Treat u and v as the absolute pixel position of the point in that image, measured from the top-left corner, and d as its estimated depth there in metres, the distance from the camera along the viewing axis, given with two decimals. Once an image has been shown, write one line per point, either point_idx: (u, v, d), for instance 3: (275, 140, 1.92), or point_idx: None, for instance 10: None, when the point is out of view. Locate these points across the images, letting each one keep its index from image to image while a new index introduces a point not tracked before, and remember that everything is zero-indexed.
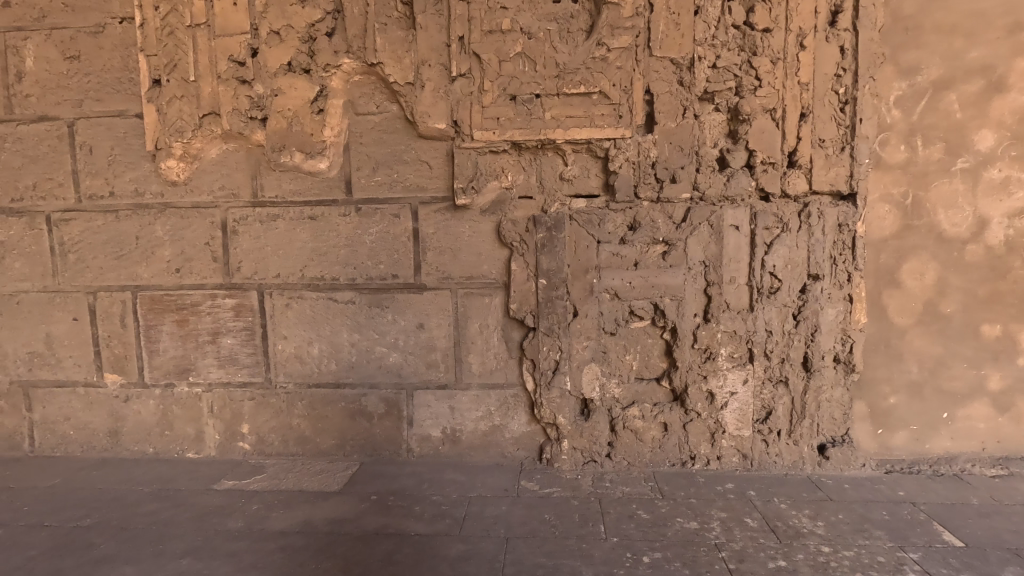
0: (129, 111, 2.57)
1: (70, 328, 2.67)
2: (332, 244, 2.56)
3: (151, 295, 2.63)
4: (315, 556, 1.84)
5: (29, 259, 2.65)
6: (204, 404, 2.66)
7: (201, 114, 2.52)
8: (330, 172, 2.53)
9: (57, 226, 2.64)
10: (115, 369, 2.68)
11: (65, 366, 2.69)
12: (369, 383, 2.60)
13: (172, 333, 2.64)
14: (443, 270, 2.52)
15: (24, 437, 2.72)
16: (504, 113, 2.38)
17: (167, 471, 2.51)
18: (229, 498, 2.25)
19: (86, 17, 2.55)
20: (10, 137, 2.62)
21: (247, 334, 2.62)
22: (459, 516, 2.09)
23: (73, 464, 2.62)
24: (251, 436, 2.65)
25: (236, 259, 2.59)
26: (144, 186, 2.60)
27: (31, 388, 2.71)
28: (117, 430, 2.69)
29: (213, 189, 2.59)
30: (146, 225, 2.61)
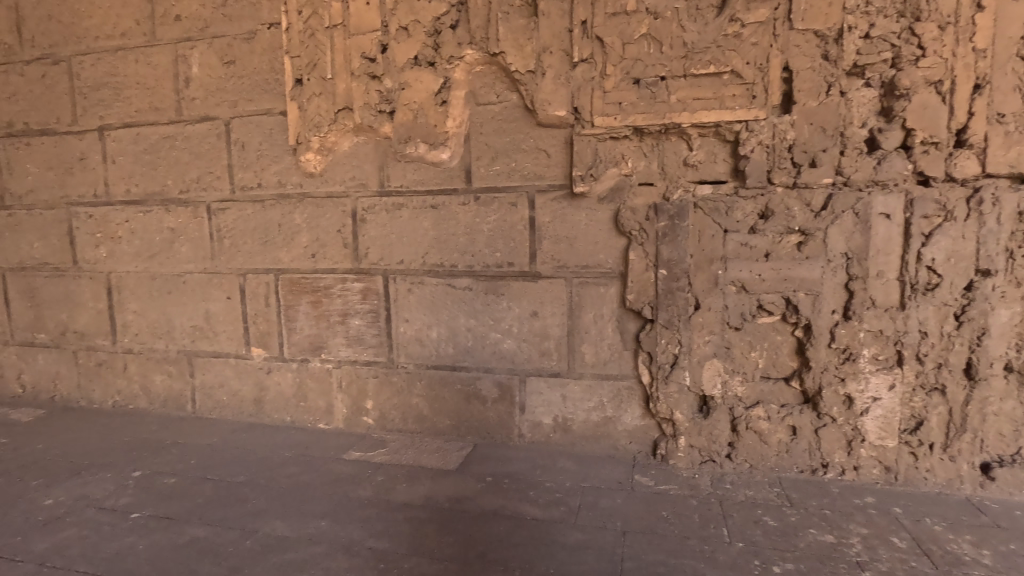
0: (275, 109, 2.81)
1: (225, 305, 3.00)
2: (451, 231, 2.64)
3: (290, 278, 2.88)
4: (438, 529, 1.93)
5: (194, 244, 3.01)
6: (335, 379, 2.87)
7: (336, 109, 2.70)
8: (451, 162, 2.61)
9: (215, 215, 2.96)
10: (260, 343, 2.97)
11: (220, 339, 3.03)
12: (484, 368, 2.67)
13: (308, 313, 2.88)
14: (558, 259, 2.52)
15: (188, 399, 3.11)
16: (627, 98, 2.31)
17: (303, 438, 2.76)
18: (358, 468, 2.42)
19: (240, 25, 2.81)
20: (179, 135, 2.96)
21: (373, 316, 2.79)
22: (574, 505, 2.09)
23: (226, 426, 2.95)
24: (374, 412, 2.83)
25: (365, 246, 2.76)
26: (286, 178, 2.84)
27: (193, 357, 3.08)
28: (261, 398, 3.00)
29: (344, 180, 2.77)
30: (288, 214, 2.86)
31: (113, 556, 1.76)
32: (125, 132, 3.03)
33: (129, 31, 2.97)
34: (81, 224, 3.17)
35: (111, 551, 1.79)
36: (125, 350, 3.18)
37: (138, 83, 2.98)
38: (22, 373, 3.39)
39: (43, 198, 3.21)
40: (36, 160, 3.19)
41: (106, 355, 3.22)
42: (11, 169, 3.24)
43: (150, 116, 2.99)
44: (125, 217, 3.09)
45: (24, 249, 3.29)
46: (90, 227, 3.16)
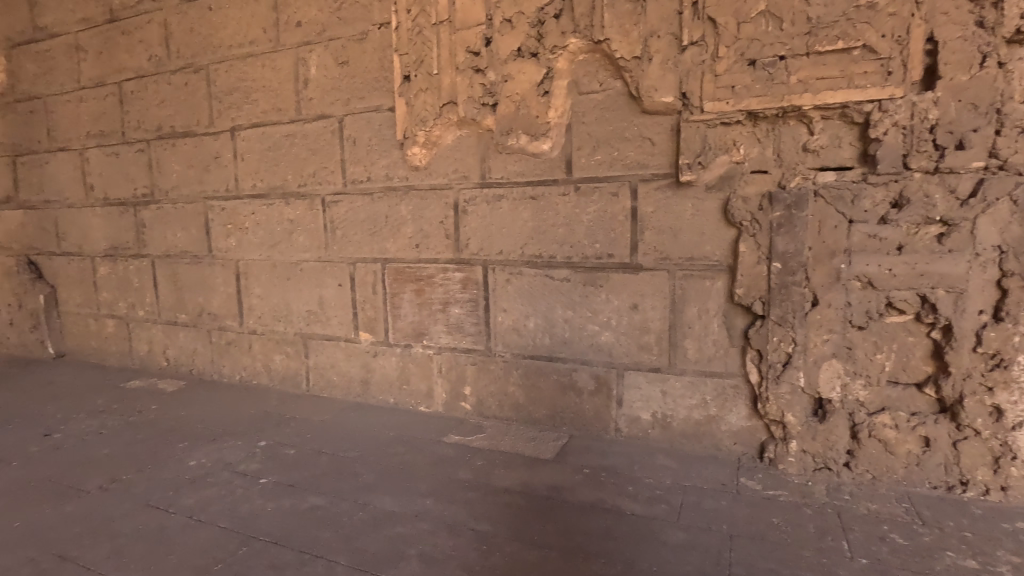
0: (384, 105, 2.94)
1: (336, 292, 3.20)
2: (551, 222, 2.64)
3: (396, 267, 3.02)
4: (538, 517, 1.95)
5: (310, 234, 3.23)
6: (435, 365, 2.98)
7: (441, 104, 2.78)
8: (552, 152, 2.60)
9: (329, 207, 3.16)
10: (367, 328, 3.14)
11: (332, 323, 3.24)
12: (581, 359, 2.65)
13: (411, 301, 3.01)
14: (661, 251, 2.44)
15: (303, 378, 3.37)
16: (741, 81, 2.19)
17: (406, 420, 2.90)
18: (458, 451, 2.51)
19: (354, 27, 2.97)
20: (298, 134, 3.18)
21: (472, 305, 2.87)
22: (675, 504, 2.03)
23: (337, 405, 3.16)
24: (472, 398, 2.91)
25: (466, 237, 2.84)
26: (393, 171, 2.97)
27: (308, 339, 3.32)
28: (367, 380, 3.18)
29: (448, 172, 2.85)
30: (394, 206, 2.99)
31: (248, 515, 1.95)
32: (253, 131, 3.31)
33: (257, 39, 3.23)
34: (215, 216, 3.51)
35: (245, 511, 1.98)
36: (250, 331, 3.50)
37: (264, 86, 3.24)
38: (166, 348, 3.83)
39: (184, 193, 3.59)
40: (179, 159, 3.57)
41: (234, 335, 3.56)
42: (159, 168, 3.65)
43: (274, 116, 3.24)
44: (251, 209, 3.39)
45: (169, 238, 3.70)
46: (222, 219, 3.49)
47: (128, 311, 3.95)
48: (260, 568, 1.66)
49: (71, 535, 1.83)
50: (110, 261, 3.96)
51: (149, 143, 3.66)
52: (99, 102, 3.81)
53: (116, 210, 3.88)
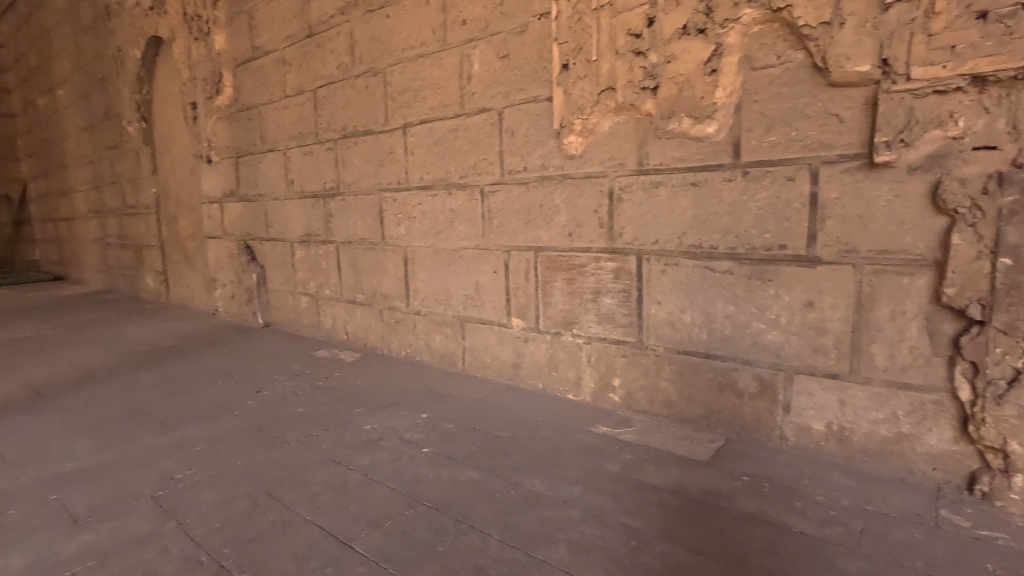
0: (542, 95, 2.97)
1: (492, 279, 3.35)
2: (713, 211, 2.47)
3: (548, 255, 3.06)
4: (690, 520, 1.86)
5: (469, 223, 3.41)
6: (584, 354, 2.98)
7: (599, 91, 2.74)
8: (718, 135, 2.42)
9: (487, 196, 3.30)
10: (519, 314, 3.24)
11: (486, 308, 3.40)
12: (743, 358, 2.45)
13: (563, 289, 3.03)
14: (846, 242, 2.16)
15: (459, 358, 3.59)
16: (965, 39, 1.83)
17: (555, 406, 2.94)
18: (606, 442, 2.49)
19: (515, 20, 3.03)
20: (461, 128, 3.36)
21: (624, 295, 2.81)
22: (854, 528, 1.80)
23: (490, 385, 3.32)
24: (621, 390, 2.87)
25: (620, 226, 2.78)
26: (548, 160, 3.00)
27: (464, 322, 3.52)
28: (518, 363, 3.29)
29: (603, 160, 2.80)
30: (548, 194, 3.03)
31: (412, 480, 2.13)
32: (421, 127, 3.57)
33: (427, 40, 3.46)
34: (388, 206, 3.87)
35: (410, 475, 2.17)
36: (415, 311, 3.81)
37: (432, 84, 3.47)
38: (346, 323, 4.34)
39: (363, 186, 4.01)
40: (360, 155, 3.99)
41: (402, 314, 3.91)
42: (344, 164, 4.12)
43: (439, 112, 3.46)
44: (419, 200, 3.67)
45: (350, 227, 4.17)
46: (394, 209, 3.84)
47: (317, 290, 4.55)
48: (423, 528, 1.81)
49: (276, 477, 2.16)
50: (305, 246, 4.59)
51: (336, 142, 4.15)
52: (299, 108, 4.40)
53: (310, 201, 4.47)
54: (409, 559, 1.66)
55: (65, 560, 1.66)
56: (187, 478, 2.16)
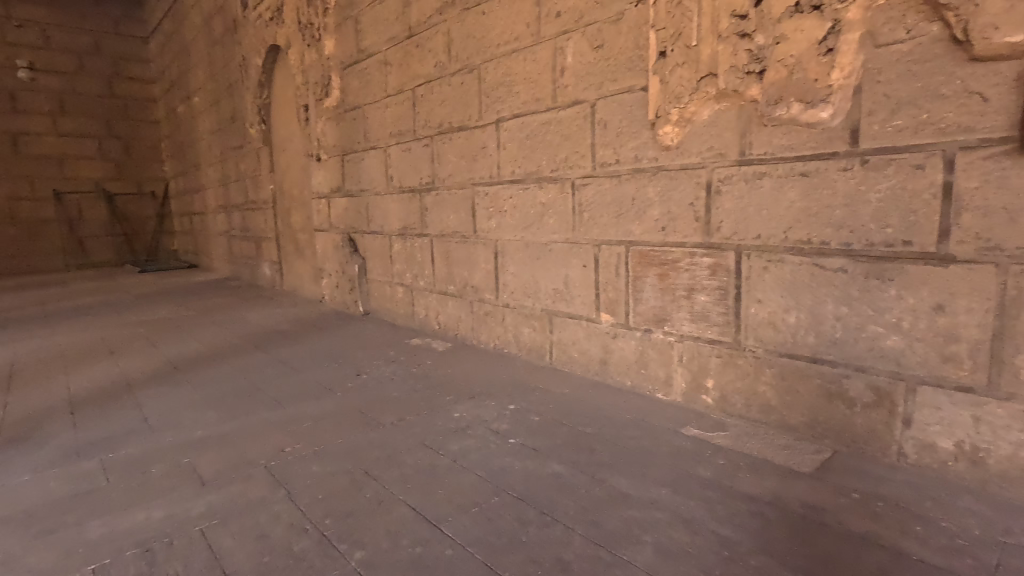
0: (637, 85, 2.88)
1: (581, 273, 3.31)
2: (825, 203, 2.27)
3: (640, 250, 2.98)
4: (790, 535, 1.74)
5: (559, 216, 3.39)
6: (676, 353, 2.88)
7: (699, 77, 2.62)
8: (833, 121, 2.22)
9: (578, 190, 3.26)
10: (608, 310, 3.18)
11: (575, 302, 3.37)
12: (856, 365, 2.25)
13: (655, 285, 2.94)
14: (988, 238, 1.91)
15: (546, 351, 3.60)
16: None
17: (643, 405, 2.87)
18: (698, 445, 2.38)
19: (610, 9, 2.95)
20: (553, 121, 3.34)
21: (721, 293, 2.67)
22: (988, 562, 1.60)
23: (577, 380, 3.30)
24: (715, 392, 2.73)
25: (718, 220, 2.63)
26: (642, 152, 2.91)
27: (552, 316, 3.52)
28: (606, 359, 3.24)
29: (701, 150, 2.67)
30: (641, 187, 2.93)
31: (499, 469, 2.18)
32: (514, 122, 3.60)
33: (521, 35, 3.47)
34: (480, 200, 3.95)
35: (497, 465, 2.21)
36: (504, 304, 3.87)
37: (525, 78, 3.48)
38: (439, 314, 4.50)
39: (457, 180, 4.12)
40: (454, 150, 4.11)
41: (491, 307, 3.98)
42: (439, 160, 4.25)
43: (532, 106, 3.46)
44: (510, 194, 3.71)
45: (444, 220, 4.31)
46: (486, 203, 3.91)
47: (413, 281, 4.75)
48: (509, 517, 1.84)
49: (373, 457, 2.29)
50: (402, 239, 4.81)
51: (433, 138, 4.29)
52: (399, 107, 4.60)
53: (407, 196, 4.67)
54: (495, 546, 1.69)
55: (194, 516, 1.87)
56: (295, 452, 2.35)
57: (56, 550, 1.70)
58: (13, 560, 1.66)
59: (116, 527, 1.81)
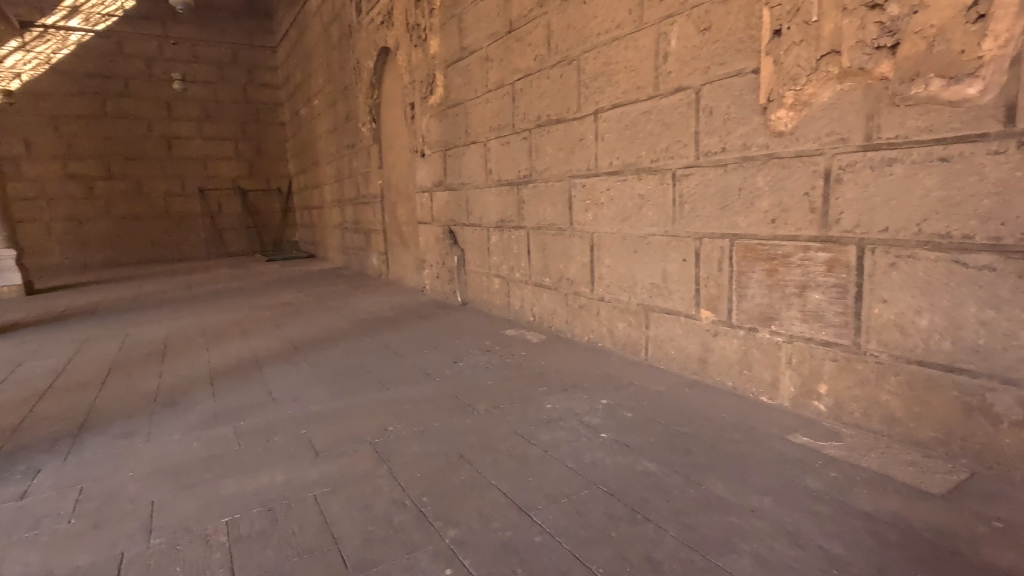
0: (748, 68, 2.70)
1: (680, 267, 3.19)
2: (970, 192, 2.01)
3: (746, 243, 2.81)
4: (913, 560, 1.57)
5: (659, 208, 3.28)
6: (784, 354, 2.68)
7: (819, 56, 2.41)
8: (982, 97, 1.95)
9: (679, 180, 3.13)
10: (710, 306, 3.04)
11: (673, 298, 3.25)
12: (1003, 377, 1.97)
13: (762, 281, 2.76)
14: None
15: (642, 347, 3.51)
16: None
17: (746, 407, 2.71)
18: (806, 454, 2.22)
19: None
20: (654, 110, 3.22)
21: (838, 291, 2.45)
22: None
23: (673, 378, 3.19)
24: (828, 399, 2.53)
25: (837, 211, 2.41)
26: (751, 139, 2.73)
27: (649, 311, 3.42)
28: (706, 358, 3.10)
29: (819, 136, 2.45)
30: (749, 177, 2.76)
31: (590, 462, 2.17)
32: (613, 112, 3.52)
33: (622, 22, 3.38)
34: (577, 192, 3.92)
35: (588, 458, 2.21)
36: (599, 297, 3.82)
37: (626, 67, 3.39)
38: (534, 306, 4.54)
39: (554, 173, 4.12)
40: (552, 143, 4.11)
41: (586, 300, 3.95)
42: (537, 152, 4.28)
43: (632, 95, 3.37)
44: (607, 185, 3.64)
45: (541, 213, 4.34)
46: (582, 195, 3.88)
47: (509, 272, 4.84)
48: (598, 512, 1.83)
49: (467, 441, 2.37)
50: (499, 231, 4.90)
51: (531, 131, 4.32)
52: (499, 102, 4.68)
53: (505, 189, 4.75)
54: (584, 538, 1.69)
55: (309, 483, 2.05)
56: (397, 431, 2.49)
57: (197, 502, 1.95)
58: (165, 507, 1.92)
59: (245, 487, 2.04)
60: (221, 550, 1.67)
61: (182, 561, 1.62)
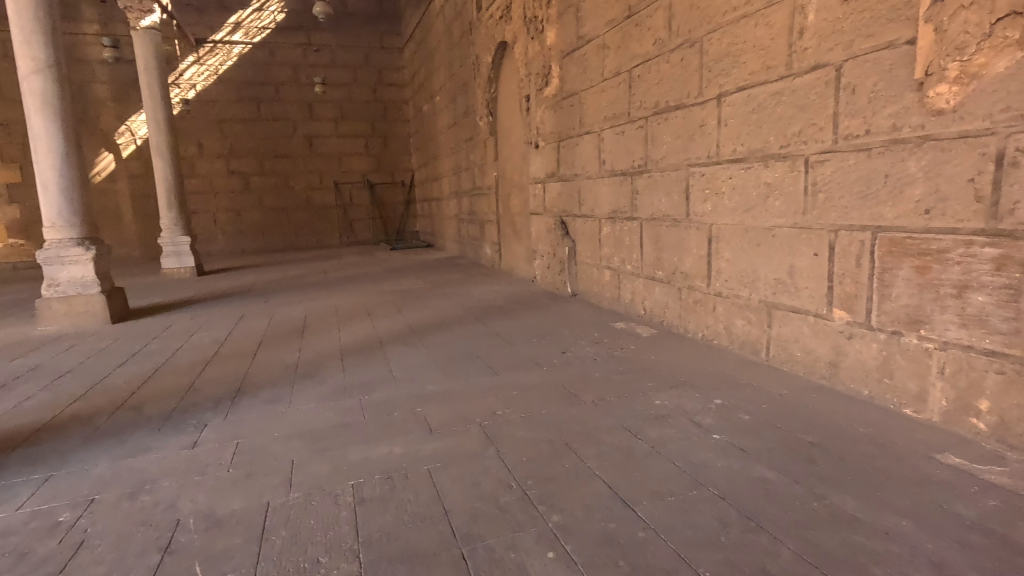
0: (901, 39, 2.39)
1: (810, 262, 2.92)
2: None
3: (892, 237, 2.51)
4: None
5: (787, 198, 3.02)
6: (935, 363, 2.37)
7: (994, 19, 2.07)
8: None
9: (813, 167, 2.86)
10: (844, 306, 2.76)
11: (801, 295, 2.99)
12: None
13: (910, 279, 2.45)
14: None
15: (763, 347, 3.28)
16: None
17: (884, 419, 2.44)
18: (958, 477, 1.95)
19: None
20: (786, 91, 2.97)
21: (1009, 293, 2.11)
22: None
23: (798, 382, 2.95)
24: (990, 417, 2.19)
25: (1012, 200, 2.07)
26: (903, 120, 2.42)
27: (772, 308, 3.18)
28: (837, 362, 2.82)
29: (992, 113, 2.12)
30: (899, 162, 2.45)
31: (700, 463, 2.08)
32: (738, 96, 3.29)
33: None
34: (695, 181, 3.73)
35: (698, 459, 2.12)
36: (716, 293, 3.62)
37: (755, 45, 3.15)
38: (645, 299, 4.42)
39: (671, 162, 3.96)
40: (670, 130, 3.94)
41: (702, 295, 3.76)
42: (653, 141, 4.13)
43: (761, 76, 3.12)
44: (729, 174, 3.42)
45: (656, 204, 4.19)
46: (701, 184, 3.68)
47: (620, 264, 4.75)
48: (707, 514, 1.76)
49: (573, 431, 2.39)
50: (611, 222, 4.82)
51: (648, 119, 4.18)
52: (616, 90, 4.58)
53: (619, 179, 4.65)
54: (690, 539, 1.64)
55: (423, 457, 2.19)
56: (505, 416, 2.57)
57: (328, 464, 2.16)
58: (302, 466, 2.16)
59: (367, 455, 2.22)
60: (347, 509, 1.85)
61: (316, 514, 1.82)
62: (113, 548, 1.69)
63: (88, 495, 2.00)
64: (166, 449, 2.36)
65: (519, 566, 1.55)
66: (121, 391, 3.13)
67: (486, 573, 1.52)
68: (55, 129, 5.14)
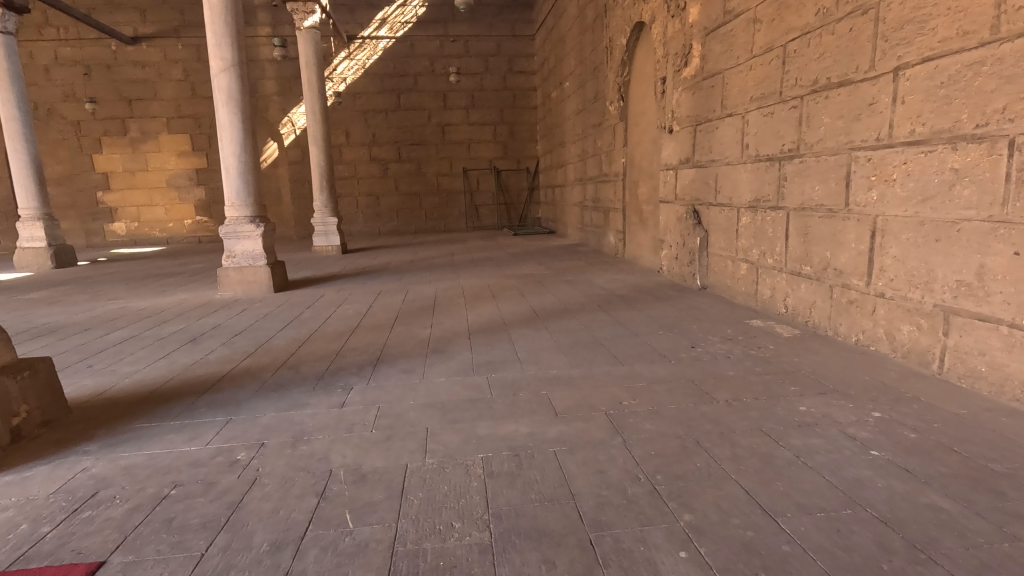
0: None
1: (1009, 262, 2.49)
2: None
3: None
4: None
5: (981, 186, 2.59)
6: None
7: None
8: None
9: (1020, 150, 2.41)
10: None
11: (992, 301, 2.56)
12: None
13: None
14: None
15: (935, 358, 2.87)
16: None
17: None
18: None
19: None
20: (989, 59, 2.52)
21: None
22: None
23: (981, 401, 2.54)
24: None
25: None
26: None
27: (952, 315, 2.76)
28: None
29: None
30: None
31: (854, 480, 1.87)
32: (923, 67, 2.86)
33: None
34: (859, 167, 3.33)
35: (853, 475, 1.91)
36: (876, 293, 3.23)
37: (949, 8, 2.70)
38: (788, 296, 4.07)
39: (830, 145, 3.56)
40: (830, 110, 3.55)
41: (858, 295, 3.37)
42: (809, 123, 3.75)
43: (955, 44, 2.68)
44: (904, 158, 3.00)
45: (807, 192, 3.82)
46: (867, 170, 3.27)
47: (760, 257, 4.41)
48: (863, 536, 1.58)
49: (705, 428, 2.28)
50: (751, 212, 4.49)
51: (804, 99, 3.80)
52: (765, 68, 4.23)
53: (764, 164, 4.30)
54: (843, 562, 1.48)
55: (550, 439, 2.21)
56: (632, 406, 2.52)
57: (461, 436, 2.27)
58: (435, 435, 2.29)
59: (495, 431, 2.30)
60: (478, 481, 1.93)
61: (449, 481, 1.92)
62: (279, 488, 1.92)
63: (259, 439, 2.30)
64: (320, 406, 2.63)
65: (648, 560, 1.51)
66: (282, 351, 3.55)
67: (615, 561, 1.51)
68: (236, 120, 5.90)
